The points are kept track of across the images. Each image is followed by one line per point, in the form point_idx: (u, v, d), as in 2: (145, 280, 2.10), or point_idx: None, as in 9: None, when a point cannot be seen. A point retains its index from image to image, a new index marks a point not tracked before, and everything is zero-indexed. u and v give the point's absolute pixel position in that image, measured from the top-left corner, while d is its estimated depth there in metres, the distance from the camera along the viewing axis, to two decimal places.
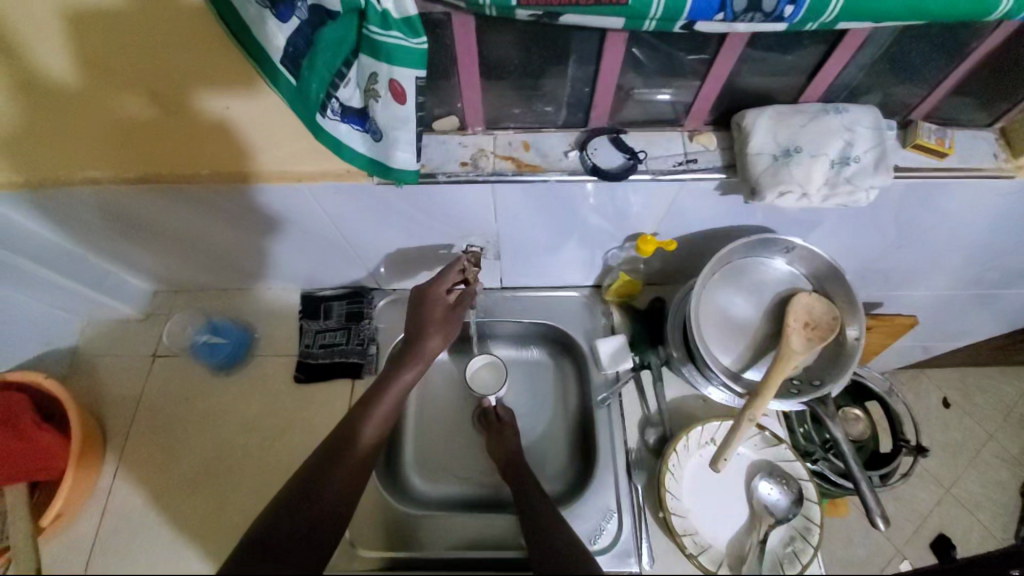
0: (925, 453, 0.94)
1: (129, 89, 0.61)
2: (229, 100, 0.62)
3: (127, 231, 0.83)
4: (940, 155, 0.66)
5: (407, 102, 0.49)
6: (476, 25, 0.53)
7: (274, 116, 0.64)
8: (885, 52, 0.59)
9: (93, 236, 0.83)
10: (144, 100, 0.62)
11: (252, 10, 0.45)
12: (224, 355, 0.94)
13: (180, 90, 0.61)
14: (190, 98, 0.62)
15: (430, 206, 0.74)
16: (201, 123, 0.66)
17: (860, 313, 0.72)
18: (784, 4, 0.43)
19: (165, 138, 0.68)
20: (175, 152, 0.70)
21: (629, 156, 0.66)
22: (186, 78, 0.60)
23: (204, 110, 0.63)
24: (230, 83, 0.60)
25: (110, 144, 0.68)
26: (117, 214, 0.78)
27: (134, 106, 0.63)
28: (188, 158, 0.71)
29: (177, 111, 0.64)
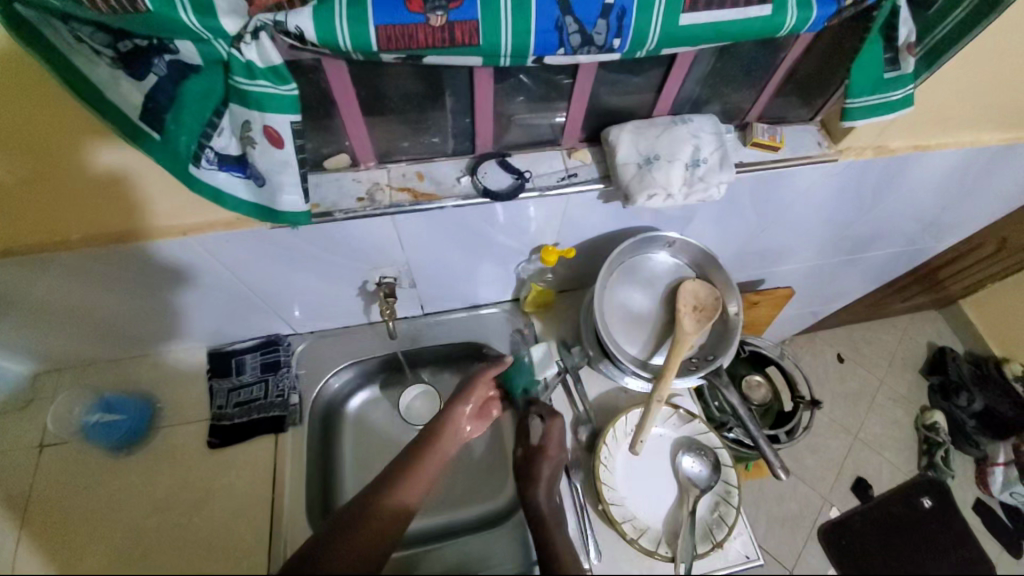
0: (818, 405, 1.08)
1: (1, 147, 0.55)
2: (121, 154, 0.59)
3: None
4: (775, 149, 0.77)
5: (286, 146, 0.50)
6: (348, 68, 0.56)
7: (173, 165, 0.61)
8: (713, 68, 0.69)
9: None
10: (20, 157, 0.57)
11: (103, 70, 0.45)
12: (122, 433, 0.87)
13: (66, 145, 0.57)
14: (78, 153, 0.58)
15: (333, 244, 0.74)
16: (89, 179, 0.61)
17: (736, 289, 0.82)
18: (612, 38, 0.50)
19: (41, 198, 0.62)
20: (36, 222, 0.64)
21: (516, 176, 0.71)
22: (73, 133, 0.56)
23: (94, 164, 0.60)
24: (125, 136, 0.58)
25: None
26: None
27: (7, 167, 0.57)
28: (62, 218, 0.65)
29: (61, 169, 0.59)
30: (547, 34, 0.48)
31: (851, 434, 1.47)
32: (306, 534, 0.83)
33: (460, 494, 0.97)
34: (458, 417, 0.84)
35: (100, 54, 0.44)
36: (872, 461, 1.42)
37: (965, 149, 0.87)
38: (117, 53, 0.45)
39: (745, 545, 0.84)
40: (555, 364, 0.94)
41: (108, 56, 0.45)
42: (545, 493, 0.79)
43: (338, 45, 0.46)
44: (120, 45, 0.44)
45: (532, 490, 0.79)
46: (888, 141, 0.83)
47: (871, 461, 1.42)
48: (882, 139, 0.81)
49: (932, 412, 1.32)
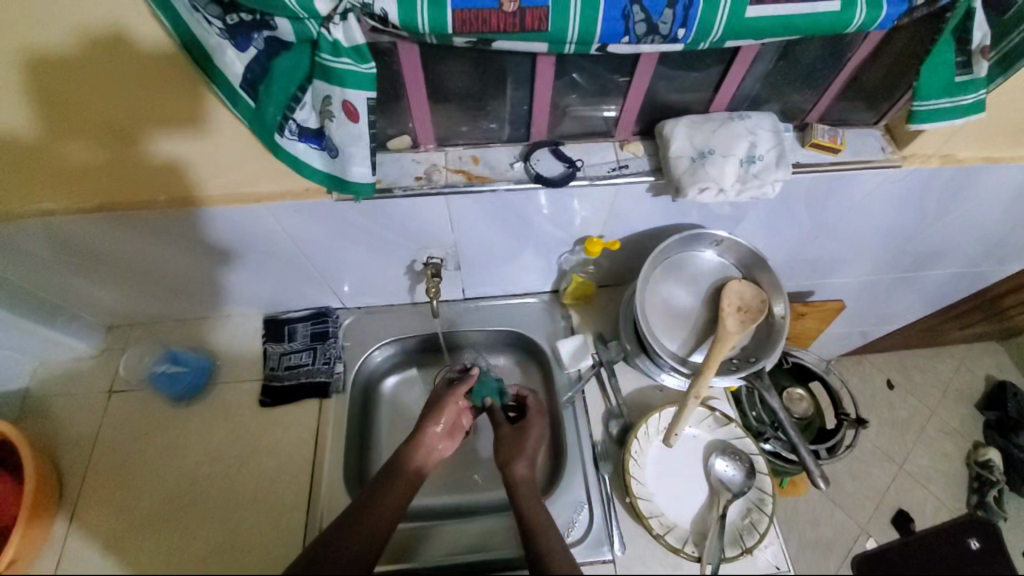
0: (864, 424, 1.05)
1: (84, 133, 0.65)
2: (178, 137, 0.67)
3: (83, 268, 0.84)
4: (835, 151, 0.76)
5: (360, 120, 0.54)
6: (420, 52, 0.59)
7: (223, 150, 0.68)
8: (775, 66, 0.69)
9: (49, 271, 0.82)
10: (98, 142, 0.66)
11: (212, 41, 0.50)
12: (185, 386, 0.93)
13: (134, 131, 0.66)
14: (144, 138, 0.67)
15: (389, 221, 0.78)
16: (154, 162, 0.70)
17: (783, 293, 0.80)
18: (677, 28, 0.51)
19: (117, 178, 0.71)
20: (131, 181, 0.71)
21: (568, 165, 0.73)
22: (141, 119, 0.64)
23: (158, 149, 0.68)
24: (181, 122, 0.65)
25: (63, 188, 0.71)
26: (68, 255, 0.80)
27: (88, 149, 0.67)
28: (137, 196, 0.73)
29: (131, 152, 0.68)
30: (613, 22, 0.50)
31: (895, 463, 1.40)
32: (346, 502, 0.87)
33: (488, 476, 0.99)
34: (431, 435, 0.87)
35: (211, 24, 0.49)
36: (917, 494, 1.34)
37: None
38: (225, 25, 0.49)
39: (776, 555, 0.82)
40: (591, 356, 0.96)
41: (217, 27, 0.49)
42: (527, 469, 0.82)
43: (416, 27, 0.49)
44: (228, 18, 0.49)
45: (513, 465, 0.83)
46: (957, 150, 0.79)
47: (914, 493, 1.34)
48: (951, 148, 0.78)
49: (986, 450, 1.31)
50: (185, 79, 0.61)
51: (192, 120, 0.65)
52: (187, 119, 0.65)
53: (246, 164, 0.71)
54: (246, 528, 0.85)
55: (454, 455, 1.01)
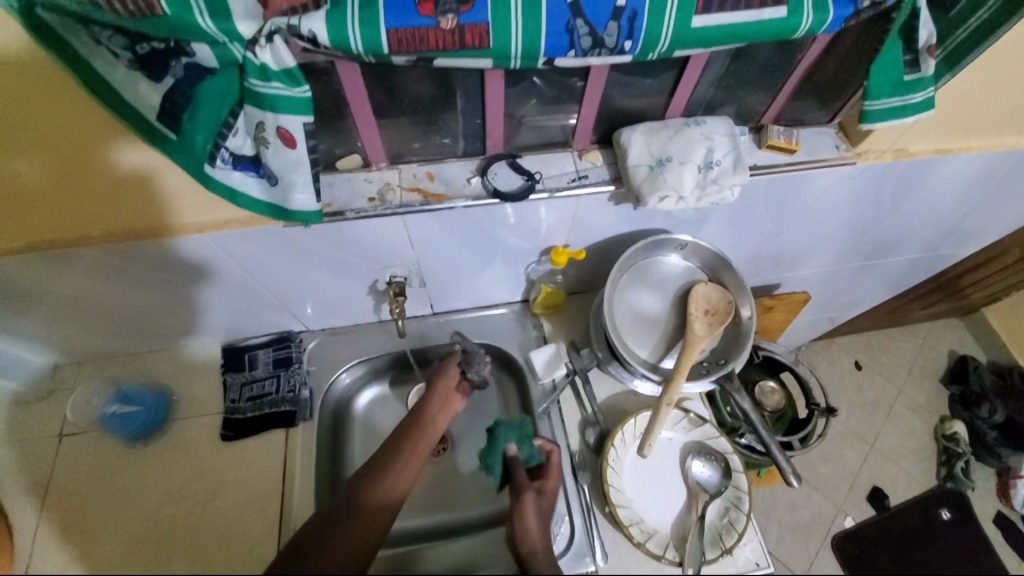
0: (833, 412, 1.05)
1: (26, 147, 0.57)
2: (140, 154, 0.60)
3: (26, 299, 0.75)
4: (791, 151, 0.76)
5: (298, 146, 0.51)
6: (361, 70, 0.57)
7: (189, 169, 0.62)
8: (728, 71, 0.68)
9: None
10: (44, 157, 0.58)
11: (120, 73, 0.46)
12: (138, 424, 0.88)
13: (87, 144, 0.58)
14: (100, 152, 0.59)
15: (346, 243, 0.75)
16: (87, 193, 0.64)
17: (749, 295, 0.80)
18: (623, 40, 0.49)
19: (48, 212, 0.65)
20: (67, 213, 0.66)
21: (526, 178, 0.71)
22: (96, 134, 0.57)
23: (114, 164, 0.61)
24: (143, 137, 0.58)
25: (2, 206, 0.63)
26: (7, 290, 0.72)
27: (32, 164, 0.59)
28: (89, 213, 0.66)
29: (60, 184, 0.62)
30: (557, 35, 0.48)
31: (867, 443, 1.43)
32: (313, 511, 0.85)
33: (468, 492, 0.97)
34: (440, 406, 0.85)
35: (118, 56, 0.45)
36: (888, 471, 1.38)
37: (992, 152, 0.84)
38: (135, 55, 0.46)
39: (755, 551, 0.83)
40: (565, 365, 0.94)
41: (126, 58, 0.46)
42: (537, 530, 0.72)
43: (349, 48, 0.46)
44: (138, 48, 0.45)
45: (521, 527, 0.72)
46: (910, 144, 0.81)
47: (887, 471, 1.38)
48: (904, 142, 0.79)
49: (951, 425, 1.39)
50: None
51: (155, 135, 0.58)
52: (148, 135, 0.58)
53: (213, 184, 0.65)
54: None
55: (432, 474, 0.98)
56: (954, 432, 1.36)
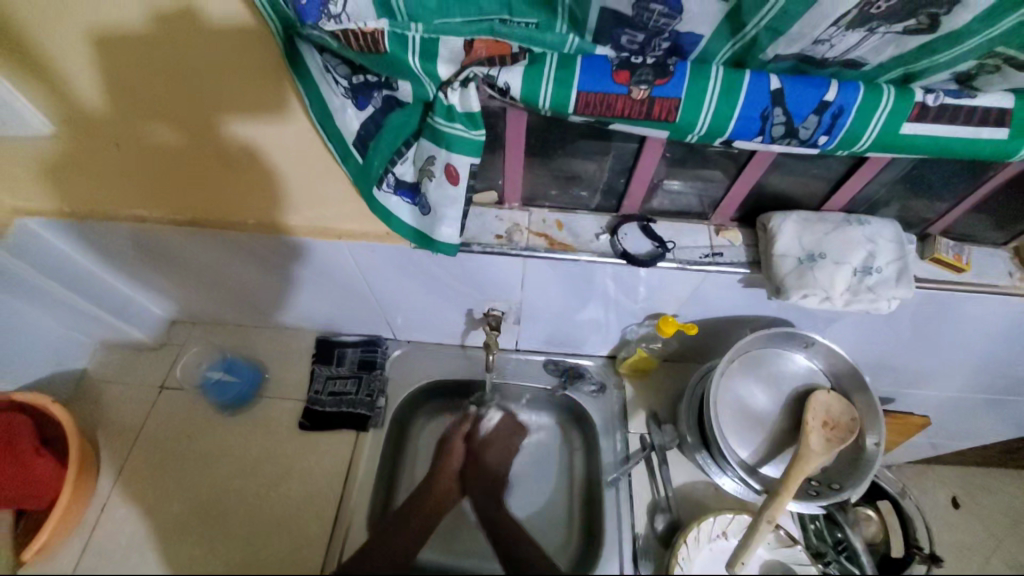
0: (939, 563, 0.91)
1: (162, 112, 0.62)
2: (261, 130, 0.63)
3: (169, 251, 0.80)
4: (959, 270, 0.68)
5: (460, 183, 0.53)
6: (527, 117, 0.59)
7: (299, 146, 0.64)
8: (904, 174, 0.63)
9: (118, 261, 0.85)
10: (171, 124, 0.64)
11: (336, 98, 0.51)
12: (234, 395, 0.94)
13: (208, 116, 0.62)
14: (219, 124, 0.63)
15: (462, 271, 0.75)
16: (227, 152, 0.66)
17: (881, 419, 0.72)
18: (819, 135, 0.47)
19: (211, 189, 0.70)
20: (208, 184, 0.70)
21: (657, 244, 0.69)
22: (220, 103, 0.61)
23: (231, 138, 0.65)
24: (266, 110, 0.61)
25: (163, 177, 0.70)
26: (151, 237, 0.76)
27: (162, 132, 0.65)
28: (232, 184, 0.70)
29: (205, 143, 0.65)
30: (749, 121, 0.46)
31: None
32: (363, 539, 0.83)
33: None
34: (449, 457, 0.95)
35: (338, 83, 0.50)
36: None
37: None
38: (350, 85, 0.50)
39: None
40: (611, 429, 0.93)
41: (342, 87, 0.50)
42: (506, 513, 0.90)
43: (537, 103, 0.47)
44: (353, 79, 0.50)
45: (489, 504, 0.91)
46: None
47: None
48: None
49: None
50: (270, 63, 0.56)
51: (272, 110, 0.60)
52: (272, 106, 0.60)
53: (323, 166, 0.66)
54: (263, 558, 0.82)
55: (476, 516, 0.95)
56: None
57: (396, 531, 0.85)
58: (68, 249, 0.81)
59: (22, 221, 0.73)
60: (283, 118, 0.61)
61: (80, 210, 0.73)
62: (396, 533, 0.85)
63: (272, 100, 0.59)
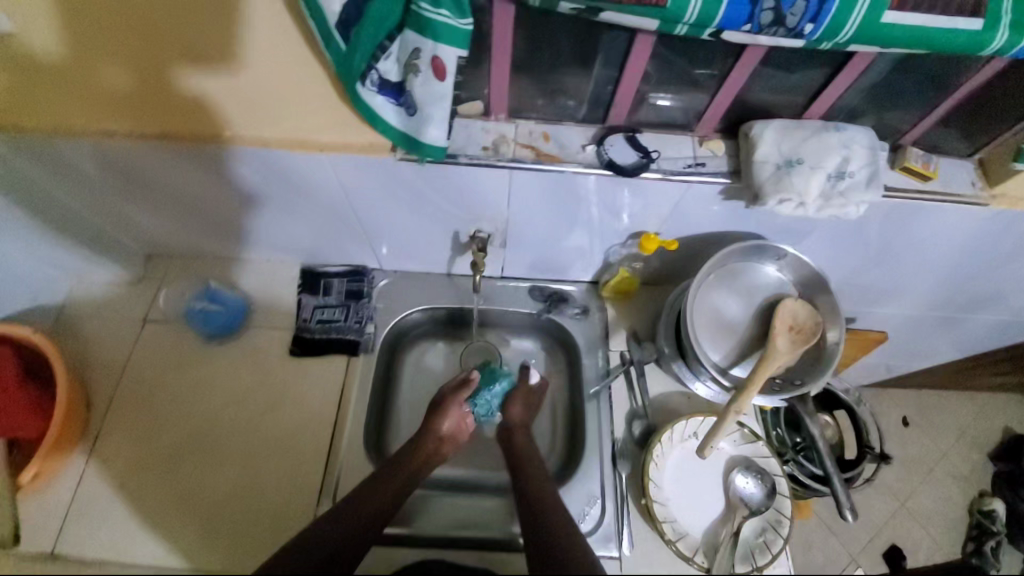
0: (888, 460, 1.00)
1: (118, 60, 0.67)
2: (215, 80, 0.67)
3: (139, 174, 0.77)
4: (925, 178, 0.72)
5: (446, 78, 0.52)
6: (516, 13, 0.57)
7: (251, 93, 0.68)
8: (883, 79, 0.64)
9: (85, 185, 0.81)
10: (127, 71, 0.67)
11: None
12: (220, 324, 0.93)
13: (157, 60, 0.66)
14: (173, 73, 0.67)
15: (449, 188, 0.75)
16: (175, 97, 0.69)
17: (840, 318, 0.77)
18: (805, 23, 0.47)
19: (156, 130, 0.70)
20: (152, 127, 0.70)
21: (642, 155, 0.69)
22: (169, 48, 0.65)
23: (183, 89, 0.68)
24: (218, 58, 0.66)
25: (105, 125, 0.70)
26: (116, 156, 0.73)
27: (117, 79, 0.68)
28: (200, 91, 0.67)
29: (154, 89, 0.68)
30: (738, 6, 0.46)
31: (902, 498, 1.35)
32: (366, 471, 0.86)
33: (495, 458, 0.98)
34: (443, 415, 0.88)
35: None
36: None
37: None
38: None
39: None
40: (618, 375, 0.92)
41: None
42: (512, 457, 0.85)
43: None
44: None
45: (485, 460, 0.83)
46: None
47: None
48: None
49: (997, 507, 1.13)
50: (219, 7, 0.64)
51: (226, 57, 0.66)
52: (218, 49, 0.65)
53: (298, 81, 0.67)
54: (264, 476, 0.86)
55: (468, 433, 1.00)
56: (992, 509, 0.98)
57: (385, 476, 0.79)
58: (29, 170, 0.76)
59: None
60: (227, 60, 0.66)
61: (42, 125, 0.69)
62: (386, 481, 0.78)
63: (218, 41, 0.65)
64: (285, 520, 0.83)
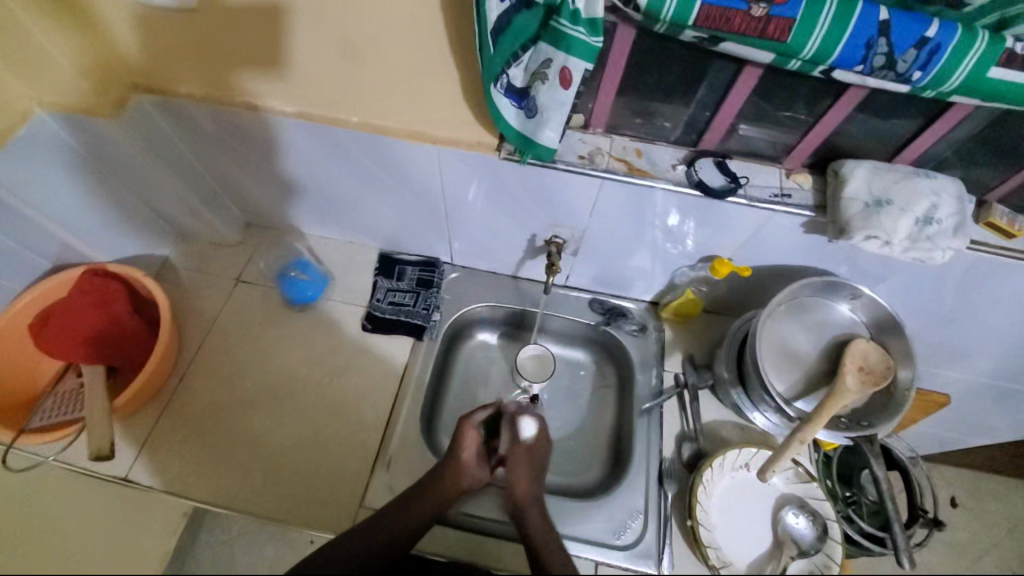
0: (942, 526, 0.92)
1: (191, 66, 0.78)
2: (269, 85, 0.78)
3: (263, 146, 0.86)
4: (1009, 236, 0.72)
5: (570, 88, 0.58)
6: (635, 38, 0.63)
7: (309, 96, 0.77)
8: (982, 133, 0.66)
9: (211, 152, 0.90)
10: (197, 75, 0.78)
11: None
12: (302, 292, 1.00)
13: (228, 72, 0.78)
14: (235, 77, 0.78)
15: (539, 192, 0.80)
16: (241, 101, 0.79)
17: (914, 362, 0.77)
18: (914, 70, 0.51)
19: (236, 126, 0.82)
20: (230, 122, 0.81)
21: (731, 180, 0.73)
22: (237, 60, 0.77)
23: (245, 92, 0.79)
24: (272, 67, 0.76)
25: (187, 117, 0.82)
26: (249, 127, 0.82)
27: (187, 82, 0.79)
28: (336, 76, 0.75)
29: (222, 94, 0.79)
30: (855, 48, 0.50)
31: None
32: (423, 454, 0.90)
33: None
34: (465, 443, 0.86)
35: None
36: None
37: None
38: None
39: None
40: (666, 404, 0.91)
41: None
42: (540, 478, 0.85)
43: (658, 13, 0.52)
44: None
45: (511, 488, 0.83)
46: None
47: None
48: None
49: None
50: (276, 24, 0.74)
51: (279, 65, 0.76)
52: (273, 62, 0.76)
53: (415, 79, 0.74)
54: (325, 436, 0.91)
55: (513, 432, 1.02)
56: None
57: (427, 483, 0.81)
58: (171, 133, 0.87)
59: (138, 98, 0.80)
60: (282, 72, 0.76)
61: (193, 91, 0.78)
62: (425, 493, 0.80)
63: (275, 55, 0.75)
64: (337, 484, 0.87)
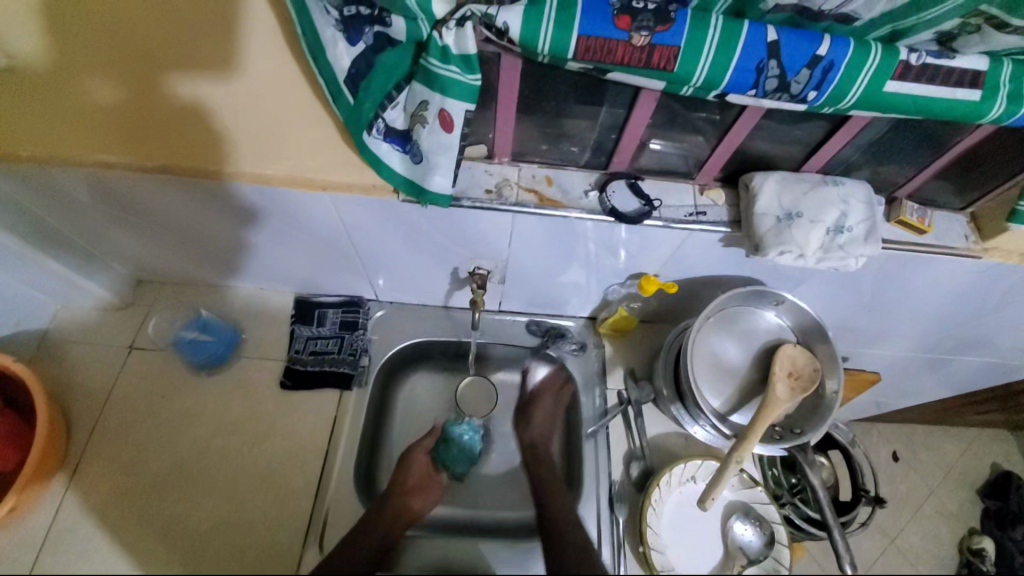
0: (883, 504, 0.95)
1: (108, 65, 0.66)
2: (206, 85, 0.66)
3: (129, 202, 0.75)
4: (920, 231, 0.73)
5: (453, 131, 0.52)
6: (523, 66, 0.58)
7: (172, 146, 0.68)
8: (879, 137, 0.66)
9: (74, 213, 0.78)
10: (113, 79, 0.66)
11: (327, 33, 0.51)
12: (209, 355, 0.90)
13: (153, 74, 0.66)
14: (164, 80, 0.66)
15: (449, 227, 0.74)
16: (174, 105, 0.67)
17: (839, 367, 0.78)
18: (808, 90, 0.49)
19: (155, 142, 0.68)
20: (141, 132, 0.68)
21: (644, 202, 0.70)
22: (167, 57, 0.65)
23: (173, 97, 0.67)
24: (213, 67, 0.65)
25: (86, 129, 0.68)
26: (112, 189, 0.71)
27: (99, 87, 0.67)
28: (208, 122, 0.68)
29: (151, 95, 0.67)
30: (745, 73, 0.47)
31: None
32: (356, 513, 0.84)
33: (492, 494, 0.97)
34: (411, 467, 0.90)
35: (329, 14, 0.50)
36: None
37: None
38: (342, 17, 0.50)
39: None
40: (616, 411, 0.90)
41: (334, 18, 0.50)
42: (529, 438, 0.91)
43: (536, 47, 0.47)
44: (345, 11, 0.49)
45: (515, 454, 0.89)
46: None
47: None
48: None
49: (980, 538, 1.01)
50: (219, 21, 0.64)
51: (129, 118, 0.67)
52: (219, 63, 0.65)
53: (297, 120, 0.67)
54: (248, 512, 0.83)
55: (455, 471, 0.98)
56: (981, 548, 1.00)
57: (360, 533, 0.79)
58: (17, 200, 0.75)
59: None
60: (229, 72, 0.66)
61: (36, 153, 0.67)
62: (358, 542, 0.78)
63: (219, 52, 0.64)
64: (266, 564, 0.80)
